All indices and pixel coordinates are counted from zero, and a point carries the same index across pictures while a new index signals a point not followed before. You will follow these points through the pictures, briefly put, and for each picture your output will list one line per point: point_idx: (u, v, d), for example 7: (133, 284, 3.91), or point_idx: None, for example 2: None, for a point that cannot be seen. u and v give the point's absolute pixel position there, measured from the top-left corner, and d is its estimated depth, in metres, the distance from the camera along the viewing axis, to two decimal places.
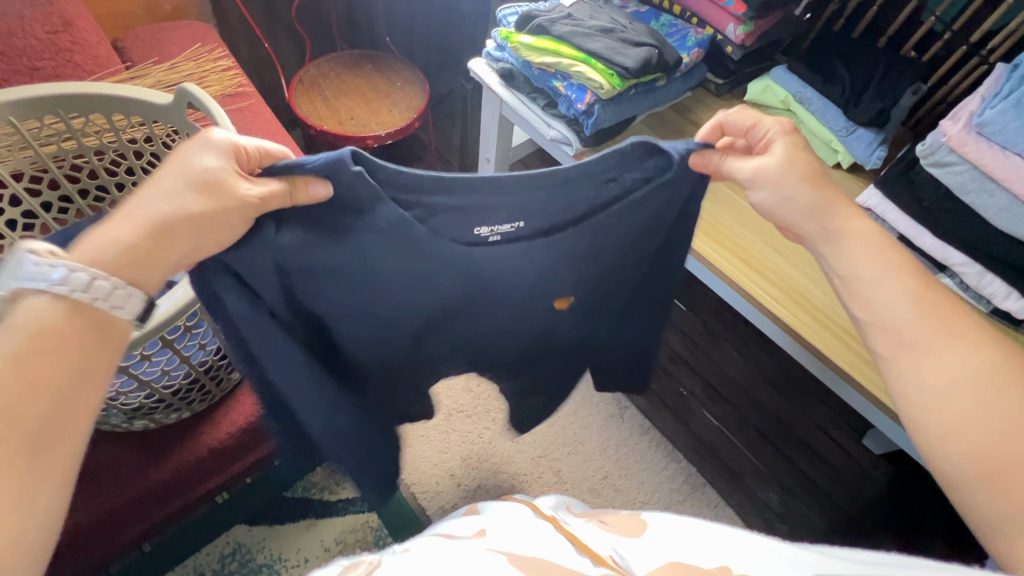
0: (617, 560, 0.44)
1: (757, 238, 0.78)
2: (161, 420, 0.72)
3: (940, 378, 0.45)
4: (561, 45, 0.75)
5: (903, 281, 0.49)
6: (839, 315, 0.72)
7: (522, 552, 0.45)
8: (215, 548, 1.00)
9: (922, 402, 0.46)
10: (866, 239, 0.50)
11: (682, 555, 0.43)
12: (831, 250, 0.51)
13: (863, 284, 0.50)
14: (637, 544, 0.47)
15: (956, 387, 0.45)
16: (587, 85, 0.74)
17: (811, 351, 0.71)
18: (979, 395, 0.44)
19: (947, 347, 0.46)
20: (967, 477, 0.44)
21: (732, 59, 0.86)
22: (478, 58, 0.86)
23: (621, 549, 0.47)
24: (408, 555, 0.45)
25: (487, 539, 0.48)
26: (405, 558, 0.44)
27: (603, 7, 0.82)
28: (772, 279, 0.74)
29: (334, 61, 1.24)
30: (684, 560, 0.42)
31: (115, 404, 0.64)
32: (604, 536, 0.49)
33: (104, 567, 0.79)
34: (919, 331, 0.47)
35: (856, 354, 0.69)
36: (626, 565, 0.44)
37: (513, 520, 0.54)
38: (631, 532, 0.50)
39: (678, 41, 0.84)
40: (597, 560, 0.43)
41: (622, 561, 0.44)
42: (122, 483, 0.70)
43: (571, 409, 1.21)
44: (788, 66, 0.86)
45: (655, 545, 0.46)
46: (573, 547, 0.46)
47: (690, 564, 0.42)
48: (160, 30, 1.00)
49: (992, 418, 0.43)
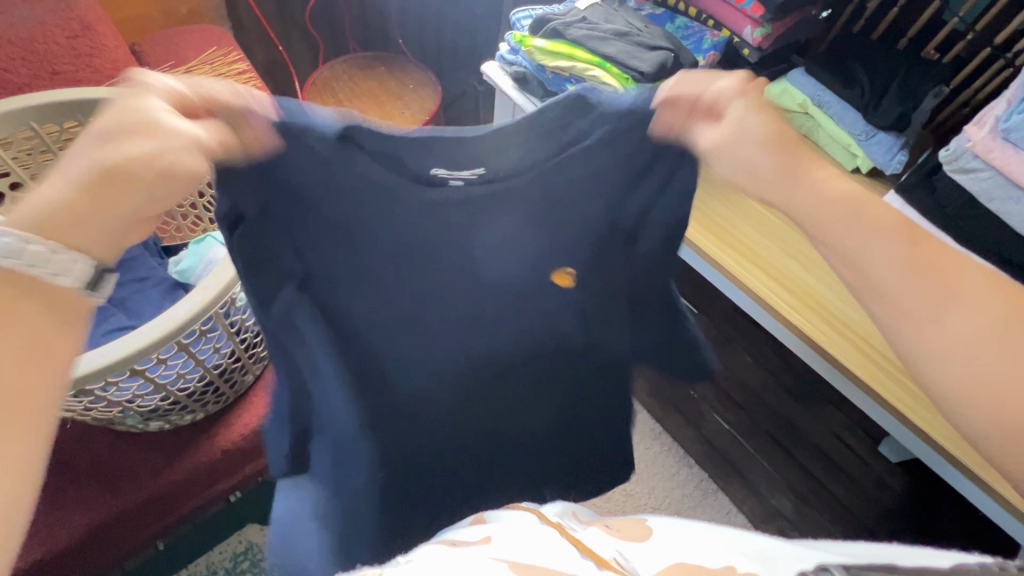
0: (621, 562, 0.44)
1: (772, 245, 0.76)
2: (176, 421, 0.73)
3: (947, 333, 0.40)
4: (574, 49, 0.75)
5: (895, 237, 0.41)
6: (852, 323, 0.70)
7: (526, 559, 0.44)
8: (228, 546, 1.01)
9: (952, 386, 0.40)
10: (845, 186, 0.43)
11: (686, 557, 0.44)
12: (841, 228, 0.42)
13: (847, 243, 0.42)
14: (642, 547, 0.47)
15: (972, 349, 0.39)
16: (601, 89, 0.74)
17: (829, 360, 0.70)
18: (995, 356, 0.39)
19: (962, 304, 0.40)
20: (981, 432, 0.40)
21: (748, 62, 0.86)
22: (491, 61, 0.86)
23: (625, 551, 0.46)
24: (410, 565, 0.44)
25: (490, 548, 0.47)
26: (408, 568, 0.43)
27: (618, 9, 0.81)
28: (789, 287, 0.73)
29: (347, 63, 1.24)
30: (688, 561, 0.44)
31: (132, 406, 0.65)
32: (608, 536, 0.50)
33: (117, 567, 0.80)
34: (912, 290, 0.41)
35: (871, 362, 0.68)
36: (630, 566, 0.44)
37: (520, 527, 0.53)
38: (637, 535, 0.50)
39: (694, 44, 0.83)
40: (602, 563, 0.44)
41: (627, 563, 0.44)
42: (138, 483, 0.71)
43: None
44: (806, 69, 0.85)
45: (662, 552, 0.46)
46: (577, 551, 0.46)
47: (694, 564, 0.43)
48: (177, 33, 1.01)
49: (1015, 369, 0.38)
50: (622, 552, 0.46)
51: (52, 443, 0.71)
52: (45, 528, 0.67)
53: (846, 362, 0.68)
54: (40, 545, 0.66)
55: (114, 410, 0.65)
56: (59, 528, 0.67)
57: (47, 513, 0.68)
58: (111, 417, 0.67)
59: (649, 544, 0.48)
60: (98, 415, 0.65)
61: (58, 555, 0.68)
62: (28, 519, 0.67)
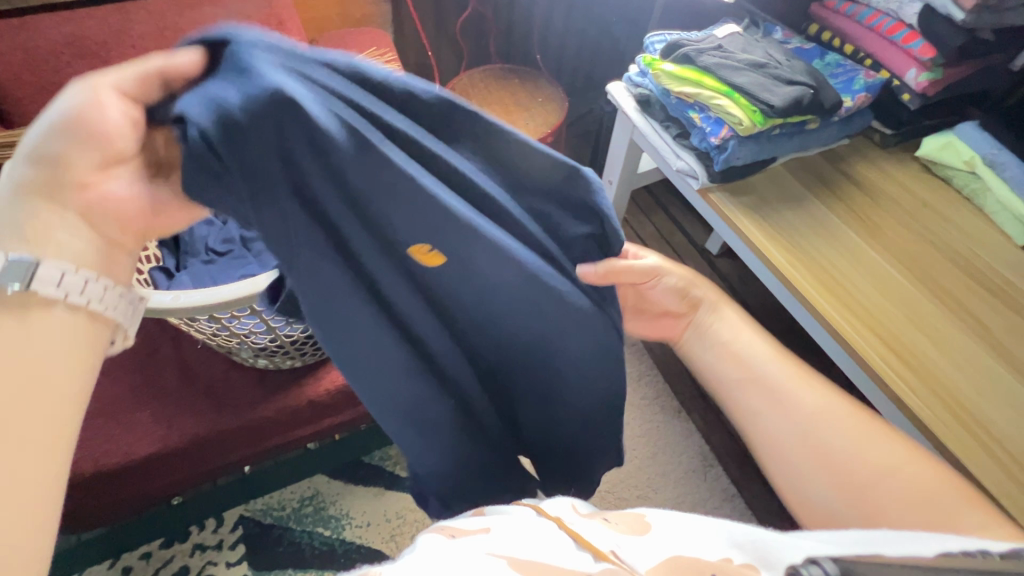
0: (619, 555, 0.38)
1: (898, 311, 0.66)
2: (279, 363, 0.83)
3: (805, 400, 0.52)
4: (705, 76, 0.71)
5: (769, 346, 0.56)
6: (992, 424, 0.58)
7: (523, 549, 0.39)
8: (297, 489, 1.12)
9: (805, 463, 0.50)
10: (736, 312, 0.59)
11: (682, 550, 0.39)
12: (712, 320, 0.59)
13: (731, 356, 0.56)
14: (640, 541, 0.41)
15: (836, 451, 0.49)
16: (725, 119, 0.70)
17: (944, 457, 0.57)
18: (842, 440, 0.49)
19: (797, 389, 0.53)
20: (834, 507, 0.48)
21: (907, 109, 0.77)
22: (618, 82, 0.84)
23: (624, 546, 0.40)
24: (414, 560, 0.38)
25: (491, 539, 0.41)
26: (413, 563, 0.37)
27: (760, 40, 0.76)
28: (912, 365, 0.62)
29: (485, 73, 1.33)
30: (685, 556, 0.38)
31: (246, 339, 0.75)
32: (605, 529, 0.43)
33: (165, 498, 0.91)
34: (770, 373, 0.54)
35: (1003, 471, 0.55)
36: (629, 562, 0.38)
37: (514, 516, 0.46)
38: (637, 530, 0.43)
39: (842, 82, 0.76)
40: (598, 555, 0.38)
41: (626, 557, 0.38)
42: (241, 410, 0.82)
43: (632, 380, 1.28)
44: (977, 124, 0.75)
45: (660, 545, 0.40)
46: (573, 543, 0.40)
47: (691, 559, 0.38)
48: (348, 34, 1.15)
49: (905, 472, 0.47)
50: (621, 546, 0.40)
51: (187, 359, 0.85)
52: (165, 427, 0.80)
53: (968, 465, 0.56)
54: (158, 441, 0.79)
55: (233, 340, 0.75)
56: (175, 431, 0.80)
57: (171, 415, 0.81)
58: (230, 346, 0.77)
59: (648, 539, 0.41)
60: (221, 342, 0.76)
61: (168, 453, 0.80)
62: (156, 416, 0.80)
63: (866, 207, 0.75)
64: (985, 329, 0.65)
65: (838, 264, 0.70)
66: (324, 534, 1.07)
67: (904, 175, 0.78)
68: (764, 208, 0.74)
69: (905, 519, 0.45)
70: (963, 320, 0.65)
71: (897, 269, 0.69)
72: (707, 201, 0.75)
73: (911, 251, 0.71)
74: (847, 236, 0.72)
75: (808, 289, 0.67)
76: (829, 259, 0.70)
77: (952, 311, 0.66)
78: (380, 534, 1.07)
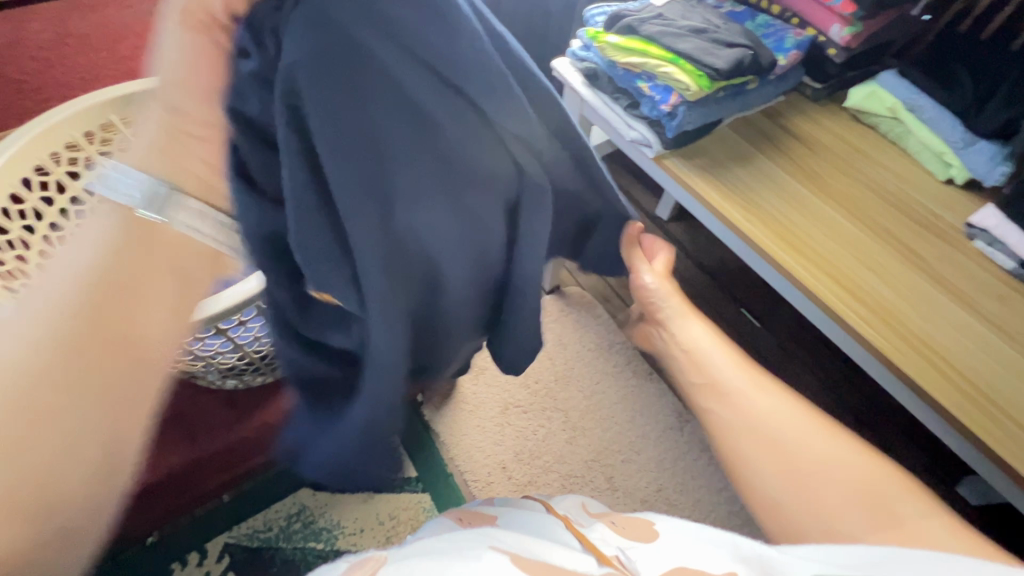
0: (623, 560, 0.40)
1: (849, 255, 0.71)
2: (249, 381, 0.80)
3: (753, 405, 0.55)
4: (648, 45, 0.73)
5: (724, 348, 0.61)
6: (936, 342, 0.65)
7: (522, 545, 0.40)
8: (282, 507, 1.08)
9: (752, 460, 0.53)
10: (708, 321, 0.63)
11: (688, 560, 0.41)
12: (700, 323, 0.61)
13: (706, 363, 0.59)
14: (646, 545, 0.43)
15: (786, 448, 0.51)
16: (673, 86, 0.72)
17: (901, 378, 0.64)
18: (809, 438, 0.52)
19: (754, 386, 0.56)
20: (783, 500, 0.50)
21: (833, 62, 0.82)
22: (562, 58, 0.85)
23: (628, 549, 0.42)
24: (420, 552, 0.39)
25: (491, 534, 0.41)
26: (416, 557, 0.38)
27: (695, 6, 0.78)
28: (864, 300, 0.67)
29: None
30: (689, 566, 0.40)
31: (213, 361, 0.71)
32: (615, 535, 0.45)
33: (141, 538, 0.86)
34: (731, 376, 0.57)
35: (950, 385, 0.62)
36: (633, 566, 0.40)
37: (521, 515, 0.48)
38: (644, 537, 0.44)
39: (775, 42, 0.79)
40: (603, 560, 0.40)
41: (629, 562, 0.40)
42: (214, 435, 0.78)
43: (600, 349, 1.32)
44: (896, 72, 0.81)
45: (665, 550, 0.42)
46: (578, 546, 0.42)
47: (696, 569, 0.39)
48: None
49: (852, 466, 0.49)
50: (625, 550, 0.42)
51: None
52: None
53: (921, 382, 0.62)
54: None
55: (198, 363, 0.71)
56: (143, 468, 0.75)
57: None
58: (195, 370, 0.73)
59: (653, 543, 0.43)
60: (184, 367, 0.72)
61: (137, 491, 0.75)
62: None
63: (807, 160, 0.79)
64: (918, 257, 0.71)
65: (790, 215, 0.74)
66: (318, 548, 1.04)
67: (836, 125, 0.83)
68: (715, 168, 0.77)
69: (845, 510, 0.48)
70: (902, 254, 0.71)
71: (842, 216, 0.74)
72: (662, 166, 0.77)
73: (852, 198, 0.76)
74: (794, 188, 0.76)
75: (763, 238, 0.71)
76: (782, 214, 0.74)
77: (892, 248, 0.71)
78: (375, 538, 1.06)
